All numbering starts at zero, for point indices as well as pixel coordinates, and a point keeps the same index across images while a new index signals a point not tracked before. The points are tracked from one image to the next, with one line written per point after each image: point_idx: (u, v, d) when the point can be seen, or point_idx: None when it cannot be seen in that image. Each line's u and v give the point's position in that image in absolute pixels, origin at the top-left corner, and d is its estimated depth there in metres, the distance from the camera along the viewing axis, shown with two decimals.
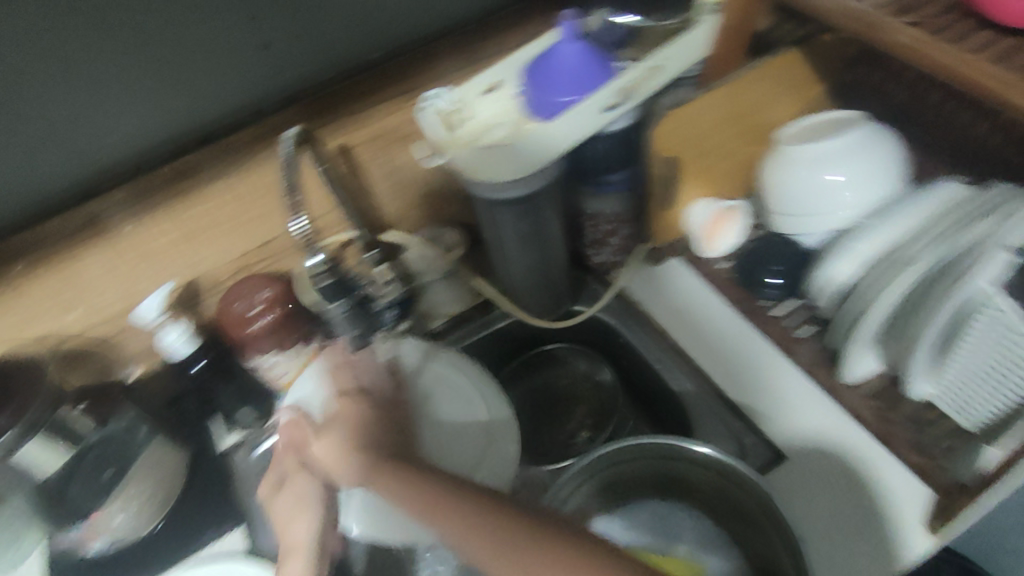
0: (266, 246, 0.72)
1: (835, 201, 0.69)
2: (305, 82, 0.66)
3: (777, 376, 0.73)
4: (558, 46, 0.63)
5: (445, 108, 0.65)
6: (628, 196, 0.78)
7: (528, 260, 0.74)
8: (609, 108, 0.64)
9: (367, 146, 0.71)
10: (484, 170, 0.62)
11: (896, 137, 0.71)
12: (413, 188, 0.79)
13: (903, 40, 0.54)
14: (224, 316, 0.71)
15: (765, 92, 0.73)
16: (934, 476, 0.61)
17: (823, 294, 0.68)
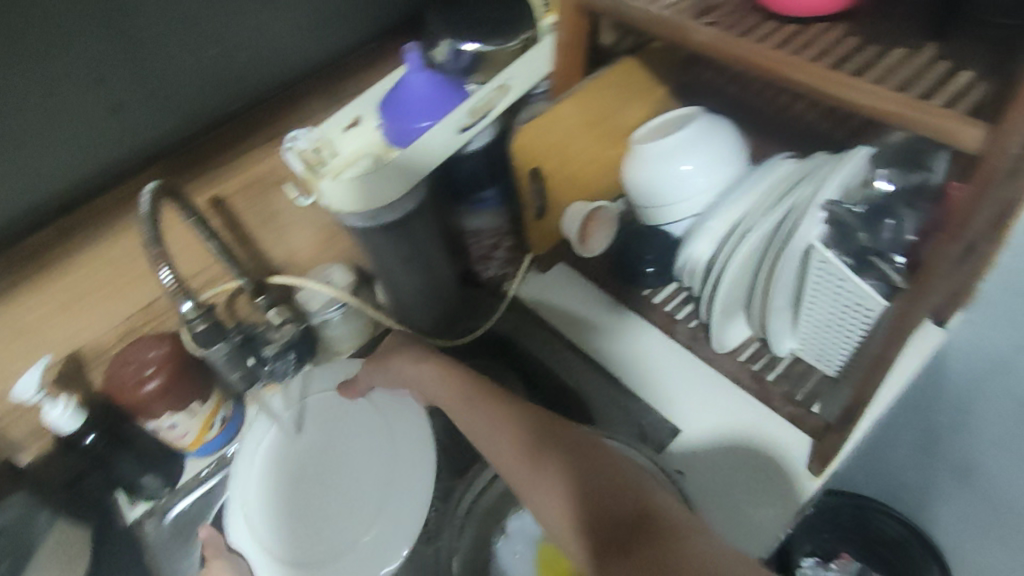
0: (150, 308, 0.72)
1: (686, 187, 0.74)
2: (167, 140, 0.67)
3: (664, 357, 0.79)
4: (407, 76, 0.67)
5: (306, 148, 0.67)
6: (503, 210, 0.82)
7: (415, 283, 0.78)
8: (463, 129, 0.69)
9: (240, 194, 0.71)
10: (346, 201, 0.64)
11: (732, 124, 0.77)
12: (297, 232, 0.81)
13: (702, 38, 0.60)
14: (116, 383, 0.68)
15: (611, 99, 0.79)
16: (808, 421, 0.68)
17: (690, 273, 0.74)
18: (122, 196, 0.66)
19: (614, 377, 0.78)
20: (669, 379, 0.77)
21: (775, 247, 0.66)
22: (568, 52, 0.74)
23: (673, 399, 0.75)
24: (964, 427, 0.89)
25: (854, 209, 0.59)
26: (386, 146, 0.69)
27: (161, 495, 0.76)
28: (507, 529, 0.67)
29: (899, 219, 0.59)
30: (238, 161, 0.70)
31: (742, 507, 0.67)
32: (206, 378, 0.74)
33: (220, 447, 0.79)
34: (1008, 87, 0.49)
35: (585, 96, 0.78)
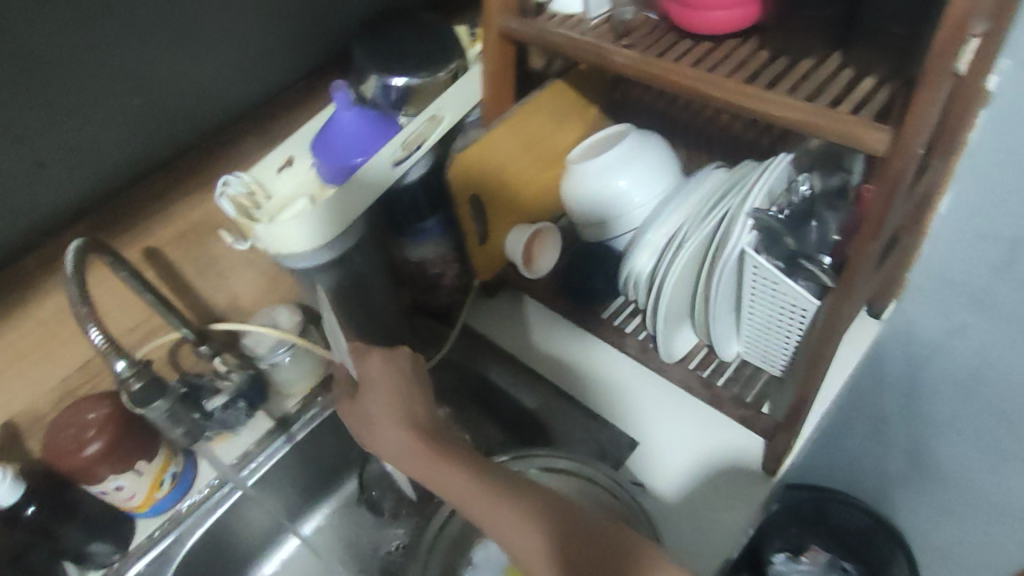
0: (87, 367, 0.70)
1: (623, 203, 0.77)
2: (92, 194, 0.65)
3: (615, 370, 0.80)
4: (336, 114, 0.66)
5: (240, 192, 0.66)
6: (446, 238, 0.82)
7: (363, 318, 0.78)
8: (398, 162, 0.69)
9: (175, 243, 0.72)
10: (283, 245, 0.63)
11: (662, 139, 0.80)
12: (238, 276, 0.79)
13: (621, 60, 0.62)
14: (54, 448, 0.66)
15: (545, 121, 0.81)
16: (757, 422, 0.69)
17: (632, 285, 0.76)
18: (47, 255, 0.64)
19: (569, 395, 0.78)
20: (621, 392, 0.78)
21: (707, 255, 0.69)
22: (497, 79, 0.75)
23: (625, 411, 0.77)
24: (910, 411, 0.92)
25: (777, 215, 0.61)
26: (321, 184, 0.69)
27: (112, 562, 0.72)
28: (472, 560, 0.66)
29: (821, 220, 0.61)
30: (169, 208, 0.70)
31: (699, 513, 0.68)
32: (152, 435, 0.72)
33: (172, 504, 0.75)
34: (908, 90, 0.52)
35: (519, 120, 0.78)
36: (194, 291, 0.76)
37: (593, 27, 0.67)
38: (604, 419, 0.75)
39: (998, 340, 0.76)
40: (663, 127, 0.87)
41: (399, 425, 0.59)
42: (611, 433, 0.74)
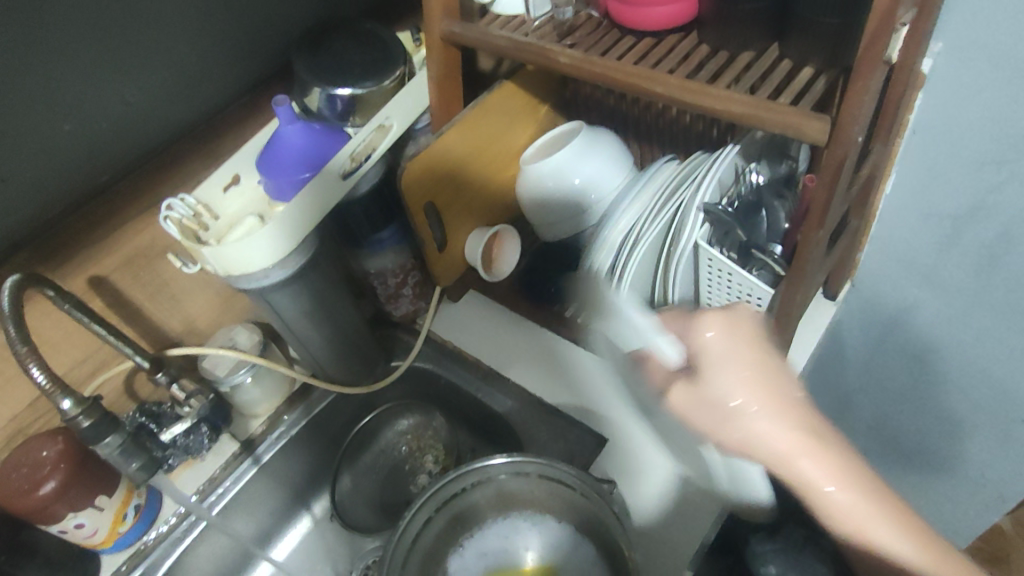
0: (36, 405, 0.67)
1: (579, 201, 0.77)
2: (28, 226, 0.62)
3: (579, 368, 0.80)
4: (280, 130, 0.65)
5: (185, 215, 0.63)
6: (404, 246, 0.81)
7: (322, 336, 0.76)
8: (347, 175, 0.67)
9: (123, 270, 0.69)
10: (235, 267, 0.61)
11: (614, 135, 0.79)
12: (191, 298, 0.78)
13: (565, 60, 0.61)
14: (5, 492, 0.63)
15: (496, 123, 0.80)
16: None
17: (592, 284, 0.75)
18: None
19: (537, 396, 0.78)
20: (589, 389, 0.78)
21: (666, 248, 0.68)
22: (443, 84, 0.74)
23: (594, 409, 0.76)
24: (872, 387, 0.94)
25: (727, 209, 0.63)
26: (270, 201, 0.67)
27: None
28: (447, 570, 0.66)
29: (770, 211, 0.63)
30: (113, 236, 0.67)
31: (672, 500, 0.68)
32: (110, 470, 0.70)
33: (137, 537, 0.73)
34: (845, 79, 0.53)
35: (471, 123, 0.76)
36: (145, 317, 0.74)
37: (536, 29, 0.67)
38: (573, 418, 0.75)
39: (949, 314, 0.78)
40: (614, 122, 0.87)
41: (790, 415, 0.49)
42: (581, 432, 0.74)
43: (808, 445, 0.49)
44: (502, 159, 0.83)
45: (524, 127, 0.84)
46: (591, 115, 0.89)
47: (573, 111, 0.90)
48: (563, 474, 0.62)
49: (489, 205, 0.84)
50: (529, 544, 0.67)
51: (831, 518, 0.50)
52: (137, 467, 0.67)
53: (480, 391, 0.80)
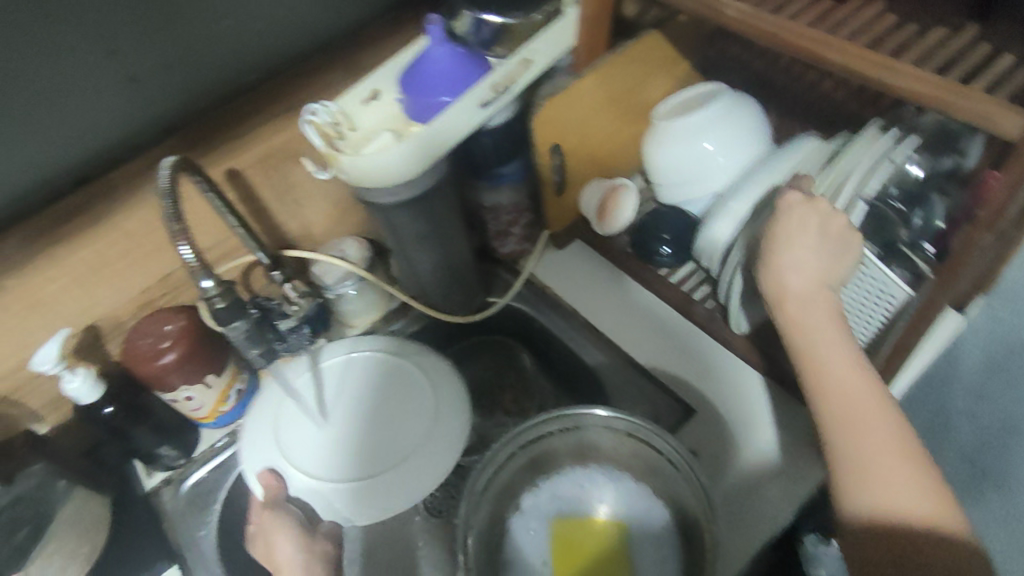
0: (165, 280, 0.73)
1: (708, 167, 0.74)
2: (180, 112, 0.67)
3: (670, 330, 0.79)
4: (428, 50, 0.65)
5: (325, 121, 0.65)
6: (523, 185, 0.81)
7: (430, 259, 0.77)
8: (485, 104, 0.67)
9: (257, 167, 0.71)
10: (371, 179, 0.63)
11: (754, 103, 0.76)
12: (312, 204, 0.80)
13: (731, 12, 0.58)
14: (133, 355, 0.68)
15: (635, 74, 0.78)
16: None
17: (709, 254, 0.73)
18: (136, 172, 0.66)
19: (629, 356, 0.77)
20: (684, 358, 0.76)
21: None
22: (592, 22, 0.73)
23: (687, 379, 0.75)
24: None
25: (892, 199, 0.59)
26: (406, 120, 0.67)
27: (178, 465, 0.76)
28: (520, 506, 0.67)
29: (930, 206, 0.59)
30: (255, 132, 0.69)
31: (754, 482, 0.67)
32: (221, 350, 0.74)
33: (235, 420, 0.79)
34: None
35: (608, 70, 0.75)
36: (270, 214, 0.77)
37: None
38: (662, 385, 0.75)
39: None
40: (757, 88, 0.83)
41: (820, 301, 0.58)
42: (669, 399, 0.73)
43: (836, 335, 0.58)
44: (634, 113, 0.80)
45: (661, 83, 0.81)
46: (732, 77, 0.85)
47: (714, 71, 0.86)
48: (654, 439, 0.62)
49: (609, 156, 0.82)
50: (604, 497, 0.67)
51: (816, 373, 0.57)
52: (256, 353, 0.72)
53: (573, 341, 0.80)
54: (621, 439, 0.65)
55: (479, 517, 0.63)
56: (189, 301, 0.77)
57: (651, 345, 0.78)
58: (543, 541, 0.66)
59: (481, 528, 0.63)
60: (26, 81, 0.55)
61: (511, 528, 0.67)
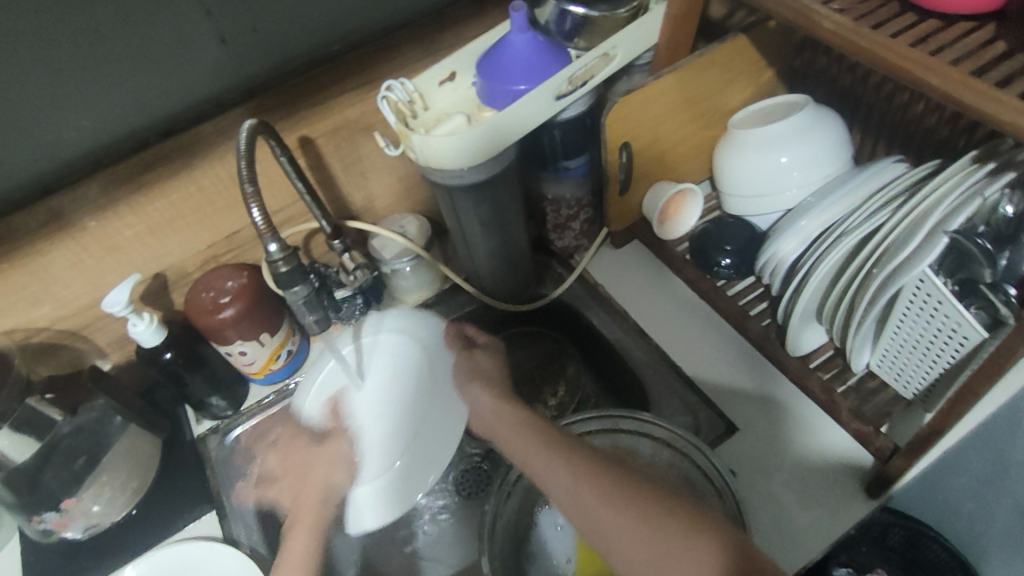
0: (232, 237, 0.76)
1: (780, 181, 0.72)
2: (263, 77, 0.69)
3: (721, 343, 0.77)
4: (509, 37, 0.65)
5: (401, 99, 0.66)
6: (587, 179, 0.80)
7: (488, 245, 0.77)
8: (560, 97, 0.67)
9: (329, 137, 0.73)
10: (437, 160, 0.63)
11: (838, 121, 0.73)
12: (378, 177, 0.81)
13: (827, 26, 0.55)
14: (194, 306, 0.71)
15: (716, 79, 0.75)
16: (874, 440, 0.63)
17: (772, 270, 0.71)
18: (218, 129, 0.67)
19: (674, 364, 0.76)
20: (732, 375, 0.75)
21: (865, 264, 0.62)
22: (677, 23, 0.68)
23: (733, 396, 0.73)
24: None
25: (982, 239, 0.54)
26: (479, 105, 0.68)
27: (225, 416, 0.79)
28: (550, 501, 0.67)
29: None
30: (329, 103, 0.71)
31: (791, 510, 0.65)
32: (277, 311, 0.76)
33: (283, 379, 0.81)
34: None
35: (688, 72, 0.72)
36: (335, 184, 0.78)
37: None
38: (707, 399, 0.73)
39: None
40: (843, 104, 0.80)
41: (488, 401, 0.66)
42: (711, 414, 0.72)
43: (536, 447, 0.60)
44: (708, 118, 0.78)
45: (740, 89, 0.78)
46: (817, 90, 0.81)
47: (799, 82, 0.82)
48: (700, 457, 0.61)
49: (676, 160, 0.81)
50: None
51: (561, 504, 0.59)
52: (313, 320, 0.79)
53: (618, 343, 0.80)
54: (659, 447, 0.64)
55: (505, 505, 0.63)
56: (252, 260, 0.80)
57: (702, 357, 0.77)
58: (569, 539, 0.65)
59: (506, 518, 0.63)
60: (124, 35, 0.57)
61: (538, 520, 0.67)
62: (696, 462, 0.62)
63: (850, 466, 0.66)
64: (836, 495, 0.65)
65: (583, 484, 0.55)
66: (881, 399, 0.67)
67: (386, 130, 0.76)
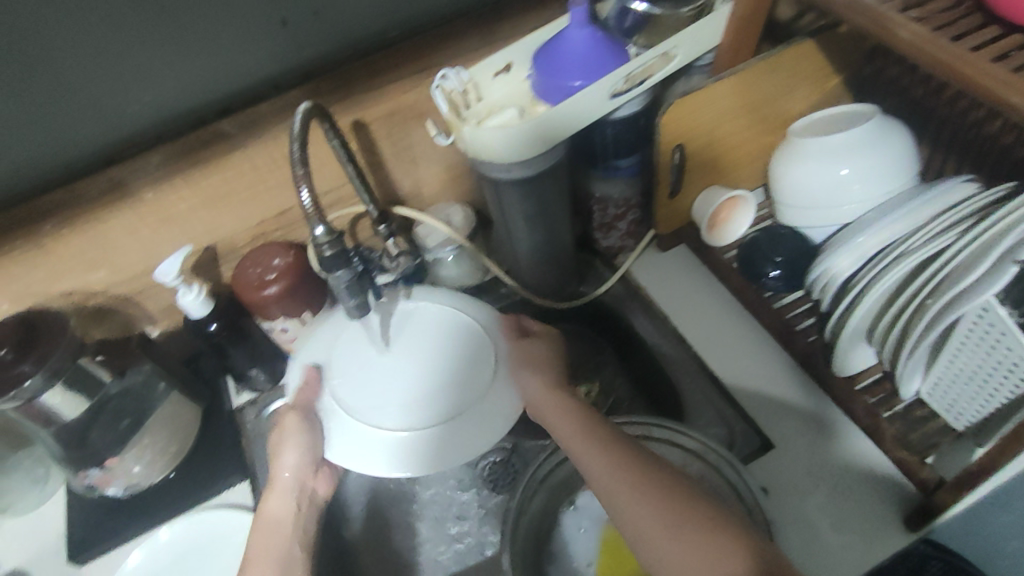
0: (282, 216, 0.77)
1: (839, 194, 0.69)
2: (321, 59, 0.69)
3: (762, 357, 0.75)
4: (568, 31, 0.64)
5: (454, 88, 0.66)
6: (637, 180, 0.79)
7: (531, 239, 0.77)
8: (615, 95, 0.66)
9: (382, 122, 0.73)
10: (487, 152, 0.63)
11: (906, 134, 0.69)
12: (426, 165, 0.81)
13: (903, 36, 0.53)
14: (240, 280, 0.72)
15: (778, 84, 0.72)
16: (918, 471, 0.61)
17: (822, 286, 0.69)
18: (274, 109, 0.68)
19: (713, 375, 0.74)
20: (770, 391, 0.73)
21: (926, 287, 0.59)
22: (743, 24, 0.66)
23: (771, 412, 0.71)
24: None
25: None
26: (532, 98, 0.67)
27: (263, 389, 0.80)
28: (575, 502, 0.67)
29: None
30: (384, 89, 0.71)
31: (822, 532, 0.62)
32: (320, 291, 0.78)
33: None
34: None
35: (750, 76, 0.70)
36: (384, 169, 0.79)
37: None
38: (744, 412, 0.71)
39: None
40: (913, 116, 0.76)
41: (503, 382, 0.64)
42: (747, 428, 0.70)
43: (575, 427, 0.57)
44: (767, 124, 0.76)
45: (803, 96, 0.76)
46: (886, 100, 0.78)
47: (867, 91, 0.79)
48: (730, 472, 0.60)
49: (731, 165, 0.78)
50: None
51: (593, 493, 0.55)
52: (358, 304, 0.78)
53: (656, 347, 0.78)
54: (687, 458, 0.63)
55: (531, 504, 0.63)
56: (298, 240, 0.81)
57: (743, 369, 0.75)
58: (592, 543, 0.65)
59: (531, 516, 0.63)
60: (191, 12, 0.59)
61: (562, 523, 0.67)
62: (728, 478, 0.60)
63: (891, 494, 0.64)
64: (872, 523, 0.62)
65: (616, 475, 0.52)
66: (930, 428, 0.64)
67: (438, 118, 0.76)
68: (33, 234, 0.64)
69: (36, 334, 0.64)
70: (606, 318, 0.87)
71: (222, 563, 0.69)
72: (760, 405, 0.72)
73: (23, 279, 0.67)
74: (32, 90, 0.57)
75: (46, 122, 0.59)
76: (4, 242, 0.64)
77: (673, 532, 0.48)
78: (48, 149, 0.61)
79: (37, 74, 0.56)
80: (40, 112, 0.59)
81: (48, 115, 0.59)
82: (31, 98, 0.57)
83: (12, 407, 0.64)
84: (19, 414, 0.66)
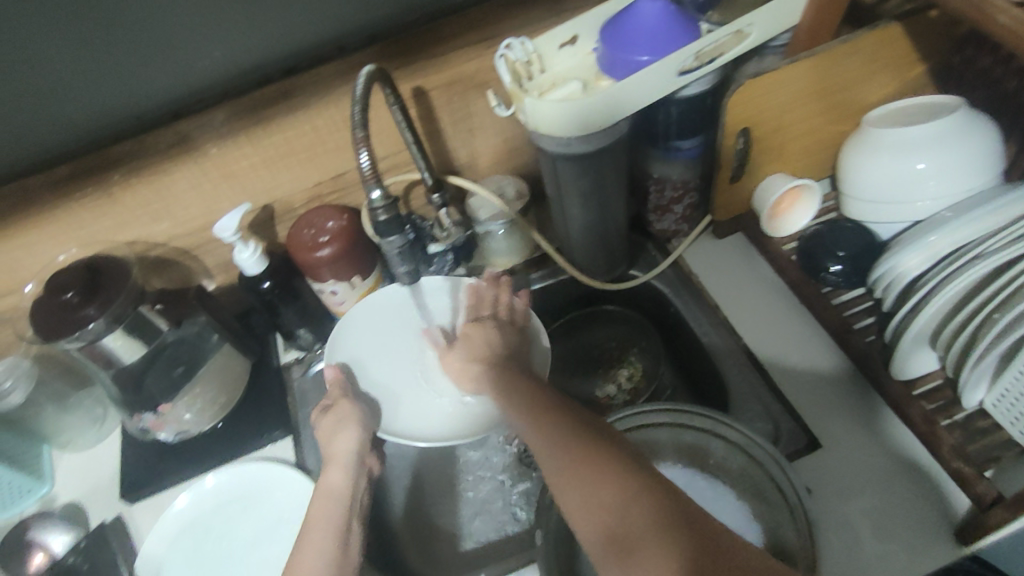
0: (339, 178, 0.77)
1: (913, 190, 0.66)
2: (387, 22, 0.69)
3: (814, 354, 0.73)
4: (639, 4, 0.62)
5: (518, 59, 0.65)
6: (697, 163, 0.77)
7: (585, 218, 0.75)
8: (683, 73, 0.63)
9: (442, 90, 0.73)
10: (548, 125, 0.61)
11: (993, 127, 0.65)
12: (483, 136, 0.80)
13: (1004, 21, 0.49)
14: (294, 241, 0.73)
15: (858, 69, 0.69)
16: (974, 485, 0.58)
17: (887, 284, 0.66)
18: (338, 70, 0.68)
19: (762, 369, 0.73)
20: (822, 390, 0.70)
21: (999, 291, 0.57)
22: None
23: (821, 409, 0.69)
24: None
25: None
26: (597, 72, 0.66)
27: (310, 349, 0.82)
28: None
29: None
30: (446, 56, 0.70)
31: (862, 536, 0.61)
32: (370, 256, 0.78)
33: None
34: None
35: (828, 59, 0.66)
36: (442, 137, 0.78)
37: None
38: (793, 409, 0.69)
39: None
40: (1002, 111, 0.71)
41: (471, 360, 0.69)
42: (794, 426, 0.68)
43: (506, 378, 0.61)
44: (841, 110, 0.72)
45: (883, 83, 0.72)
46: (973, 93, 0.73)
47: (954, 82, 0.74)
48: (781, 475, 0.58)
49: (797, 154, 0.75)
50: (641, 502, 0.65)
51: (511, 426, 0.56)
52: (405, 271, 0.66)
53: (705, 335, 0.77)
54: (718, 443, 0.63)
55: None
56: (353, 204, 0.82)
57: (792, 364, 0.72)
58: None
59: None
60: None
61: None
62: (773, 474, 0.59)
63: (942, 508, 0.61)
64: (920, 534, 0.60)
65: (564, 459, 0.50)
66: (991, 441, 0.60)
67: (499, 89, 0.75)
68: (102, 182, 0.66)
69: (102, 279, 0.66)
70: (655, 304, 0.86)
71: (264, 516, 0.70)
72: (814, 402, 0.70)
73: (91, 227, 0.69)
74: (107, 41, 0.58)
75: (118, 70, 0.61)
76: (75, 188, 0.66)
77: (565, 462, 0.50)
78: (117, 98, 0.63)
79: (113, 21, 0.57)
80: (113, 59, 0.60)
81: (118, 63, 0.60)
82: (105, 45, 0.59)
83: (76, 346, 0.66)
84: (81, 353, 0.69)
